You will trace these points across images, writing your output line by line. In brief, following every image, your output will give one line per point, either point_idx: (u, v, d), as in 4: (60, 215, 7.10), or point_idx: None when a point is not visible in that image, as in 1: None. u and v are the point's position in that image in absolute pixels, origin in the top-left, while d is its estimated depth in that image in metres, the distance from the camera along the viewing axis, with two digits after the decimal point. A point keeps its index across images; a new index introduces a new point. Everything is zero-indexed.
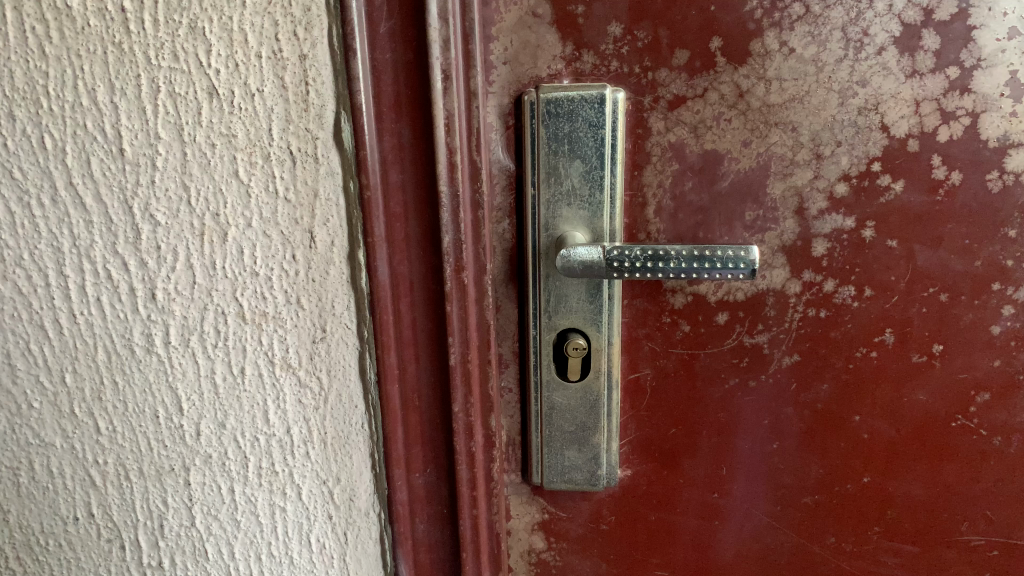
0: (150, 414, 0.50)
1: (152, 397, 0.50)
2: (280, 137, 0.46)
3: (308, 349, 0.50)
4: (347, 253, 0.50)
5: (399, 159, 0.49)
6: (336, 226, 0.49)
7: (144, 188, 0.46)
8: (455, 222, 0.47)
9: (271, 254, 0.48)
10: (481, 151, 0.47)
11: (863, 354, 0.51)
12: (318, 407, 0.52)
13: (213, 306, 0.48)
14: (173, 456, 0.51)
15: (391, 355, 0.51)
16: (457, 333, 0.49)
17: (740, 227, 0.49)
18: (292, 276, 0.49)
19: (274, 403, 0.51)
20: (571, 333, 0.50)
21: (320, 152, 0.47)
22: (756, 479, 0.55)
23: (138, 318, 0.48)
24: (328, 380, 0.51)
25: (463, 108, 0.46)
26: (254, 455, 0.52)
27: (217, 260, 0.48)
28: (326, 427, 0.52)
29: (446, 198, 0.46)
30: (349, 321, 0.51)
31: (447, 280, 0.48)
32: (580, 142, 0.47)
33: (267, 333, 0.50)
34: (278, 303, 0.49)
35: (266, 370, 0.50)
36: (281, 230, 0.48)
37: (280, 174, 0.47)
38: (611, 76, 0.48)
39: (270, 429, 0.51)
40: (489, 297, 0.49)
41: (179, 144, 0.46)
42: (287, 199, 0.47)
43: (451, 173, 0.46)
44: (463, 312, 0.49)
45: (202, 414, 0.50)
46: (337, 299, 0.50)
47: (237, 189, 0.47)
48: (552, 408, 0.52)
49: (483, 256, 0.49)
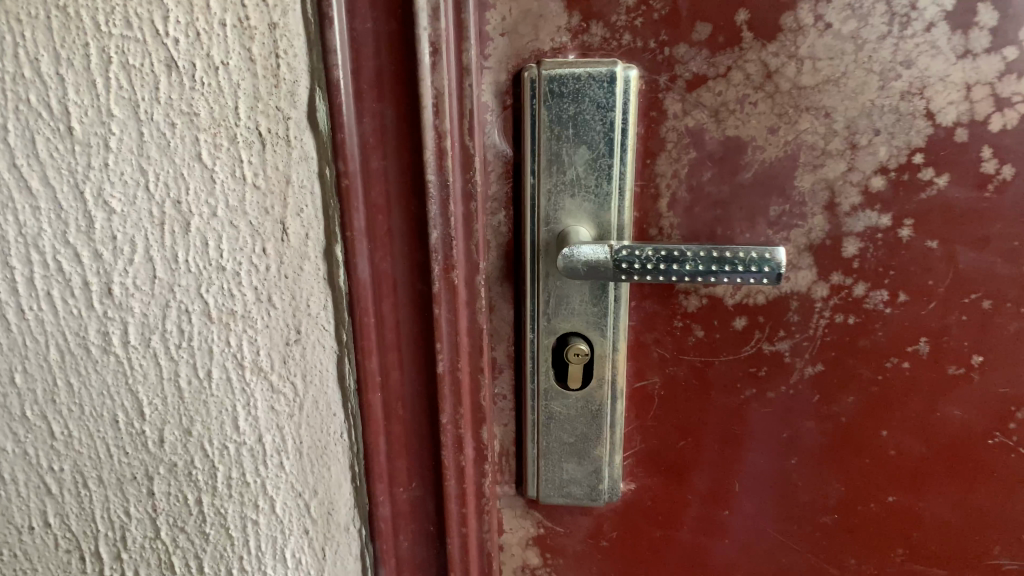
0: (108, 418, 0.46)
1: (111, 401, 0.45)
2: (248, 114, 0.41)
3: (281, 351, 0.46)
4: (322, 247, 0.45)
5: (382, 142, 0.42)
6: (311, 215, 0.44)
7: (96, 172, 0.41)
8: (444, 214, 0.42)
9: (239, 246, 0.43)
10: (475, 135, 0.41)
11: (893, 364, 0.46)
12: (293, 414, 0.47)
13: (175, 304, 0.44)
14: (136, 464, 0.47)
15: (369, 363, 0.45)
16: (445, 338, 0.44)
17: (763, 224, 0.44)
18: (263, 272, 0.44)
19: (244, 409, 0.46)
20: (571, 337, 0.46)
21: (293, 134, 0.42)
22: (770, 497, 0.50)
23: (93, 314, 0.43)
24: (303, 387, 0.47)
25: (454, 85, 0.40)
26: (224, 464, 0.47)
27: (178, 252, 0.43)
28: (302, 436, 0.48)
29: (434, 187, 0.41)
30: (325, 322, 0.47)
31: (435, 281, 0.43)
32: (587, 125, 0.41)
33: (235, 333, 0.45)
34: (247, 301, 0.44)
35: (234, 373, 0.46)
36: (249, 219, 0.43)
37: (248, 157, 0.42)
38: (622, 51, 0.42)
39: (240, 437, 0.47)
40: (482, 298, 0.44)
41: (136, 123, 0.40)
42: (257, 185, 0.42)
43: (440, 160, 0.41)
44: (453, 315, 0.44)
45: (165, 420, 0.46)
46: (313, 296, 0.46)
47: (200, 173, 0.42)
48: (549, 417, 0.48)
49: (475, 253, 0.43)
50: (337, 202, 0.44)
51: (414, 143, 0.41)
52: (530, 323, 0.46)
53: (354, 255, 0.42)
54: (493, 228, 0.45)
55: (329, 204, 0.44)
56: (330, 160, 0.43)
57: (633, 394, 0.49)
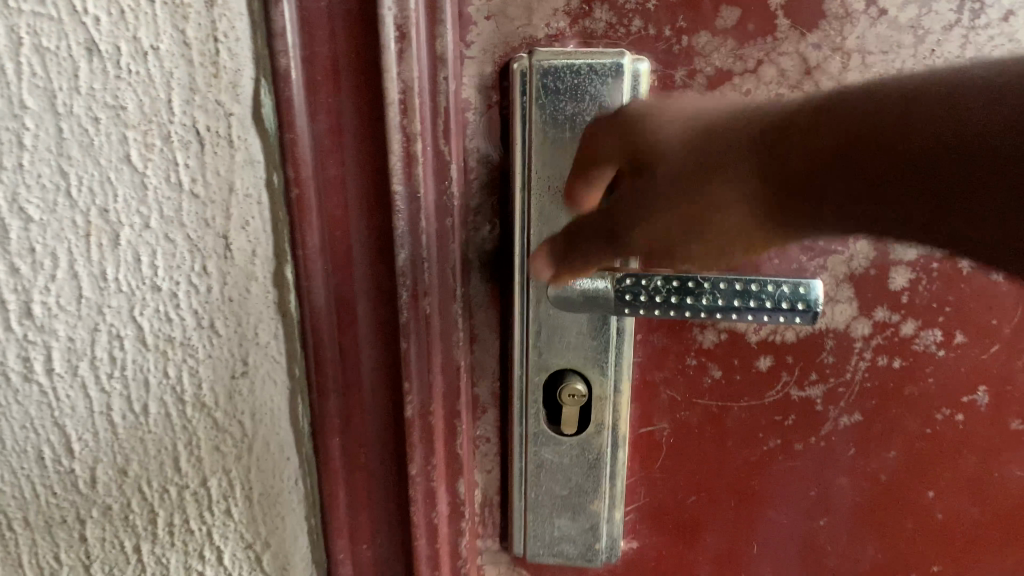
0: (34, 453, 0.37)
1: (36, 435, 0.37)
2: (182, 109, 0.35)
3: (225, 385, 0.39)
4: (271, 266, 0.38)
5: (339, 148, 0.34)
6: (259, 230, 0.38)
7: (9, 172, 0.33)
8: (414, 231, 0.34)
9: (176, 263, 0.37)
10: (451, 139, 0.34)
11: (945, 417, 0.39)
12: (241, 457, 0.40)
13: (104, 327, 0.36)
14: (66, 506, 0.39)
15: (328, 403, 0.38)
16: (415, 376, 0.37)
17: (796, 249, 0.37)
18: (205, 295, 0.38)
19: (186, 448, 0.40)
20: (566, 374, 0.39)
21: (236, 134, 0.36)
22: (794, 561, 0.43)
23: (10, 338, 0.35)
24: (252, 427, 0.40)
25: (425, 79, 0.33)
26: (165, 509, 0.41)
27: (107, 268, 0.36)
28: (252, 481, 0.41)
29: (401, 200, 0.34)
30: (279, 352, 0.40)
31: (402, 311, 0.36)
32: (587, 129, 0.35)
33: (173, 363, 0.38)
34: (187, 327, 0.38)
35: (174, 409, 0.39)
36: (186, 232, 0.36)
37: (184, 160, 0.35)
38: (631, 40, 0.35)
39: (182, 479, 0.40)
40: (458, 331, 0.37)
41: (53, 117, 0.33)
42: (195, 194, 0.36)
43: (408, 168, 0.34)
44: (423, 350, 0.37)
45: (98, 457, 0.38)
46: (261, 326, 0.39)
47: (129, 178, 0.35)
48: (540, 467, 0.41)
49: (450, 277, 0.36)
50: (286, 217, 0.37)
51: (379, 143, 0.34)
52: (516, 358, 0.39)
53: (308, 276, 0.35)
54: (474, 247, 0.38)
55: (279, 218, 0.38)
56: (276, 168, 0.37)
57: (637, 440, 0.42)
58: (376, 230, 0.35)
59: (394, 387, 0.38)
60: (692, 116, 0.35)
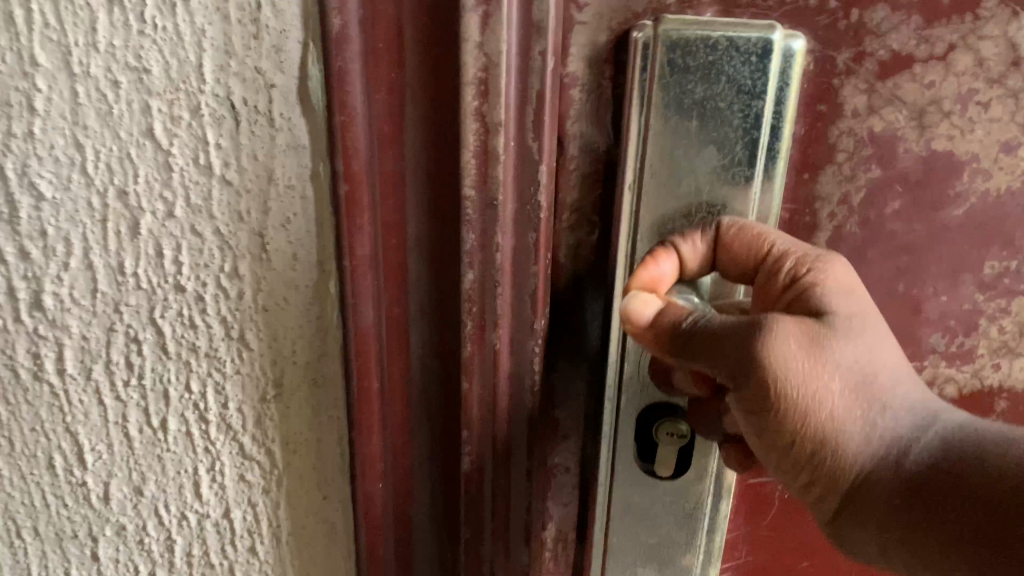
0: (44, 461, 0.33)
1: (47, 441, 0.33)
2: (214, 77, 0.28)
3: (254, 406, 0.33)
4: (314, 275, 0.31)
5: (397, 137, 0.27)
6: (302, 228, 0.30)
7: (10, 133, 0.28)
8: (485, 247, 0.27)
9: (203, 262, 0.30)
10: (544, 136, 0.26)
11: None
12: (269, 489, 0.34)
13: (121, 328, 0.31)
14: (78, 520, 0.34)
15: (372, 443, 0.31)
16: (474, 426, 0.30)
17: (971, 282, 0.33)
18: (236, 301, 0.31)
19: (208, 474, 0.34)
20: (665, 404, 0.32)
21: (278, 111, 0.29)
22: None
23: (20, 330, 0.30)
24: (283, 458, 0.34)
25: (514, 56, 0.25)
26: (182, 538, 0.35)
27: (126, 261, 0.30)
28: (281, 518, 0.35)
29: (472, 207, 0.27)
30: (319, 376, 0.33)
31: (465, 341, 0.28)
32: (720, 118, 0.28)
33: (196, 376, 0.32)
34: (213, 336, 0.32)
35: (196, 427, 0.33)
36: (216, 225, 0.30)
37: (215, 139, 0.29)
38: (785, 12, 0.28)
39: (202, 508, 0.35)
40: (533, 371, 0.29)
41: (67, 78, 0.27)
42: (227, 180, 0.29)
43: (485, 168, 0.26)
44: (490, 393, 0.29)
45: (113, 473, 0.33)
46: (299, 342, 0.32)
47: (152, 155, 0.29)
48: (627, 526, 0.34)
49: (528, 311, 0.29)
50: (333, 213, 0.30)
51: (447, 135, 0.26)
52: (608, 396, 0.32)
53: (355, 291, 0.28)
54: (569, 251, 0.31)
55: (324, 217, 0.30)
56: (324, 155, 0.29)
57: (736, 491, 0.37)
58: (436, 244, 0.28)
59: (452, 433, 0.31)
60: (863, 388, 0.30)
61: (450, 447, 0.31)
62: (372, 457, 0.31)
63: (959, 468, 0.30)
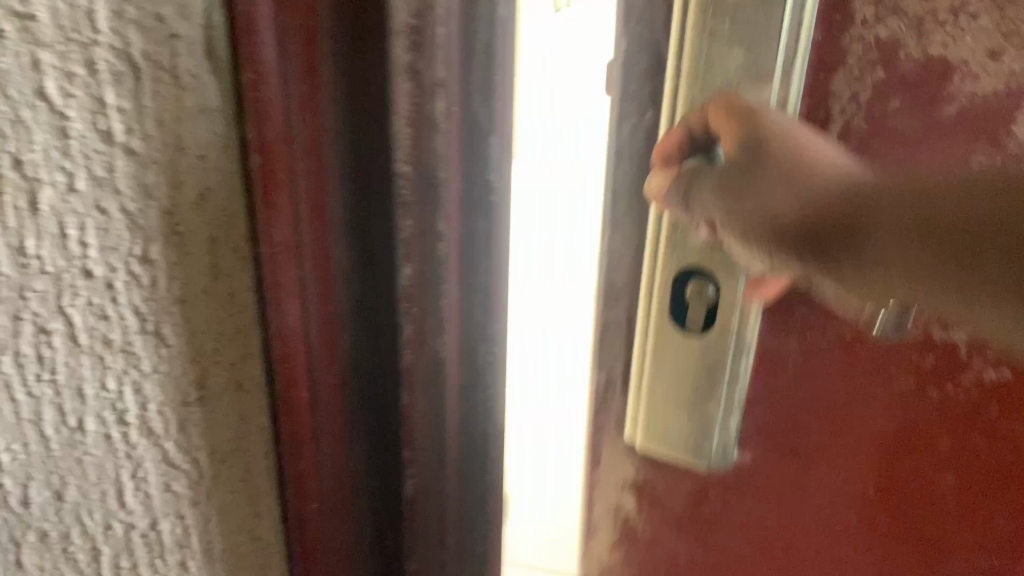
0: None
1: None
2: (110, 26, 0.22)
3: (176, 412, 0.27)
4: (233, 264, 0.27)
5: (313, 101, 0.22)
6: (217, 205, 0.26)
7: None
8: (425, 235, 0.22)
9: (110, 244, 0.24)
10: (498, 99, 0.22)
11: None
12: (198, 500, 0.29)
13: (28, 317, 0.23)
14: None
15: (304, 464, 0.26)
16: (420, 448, 0.25)
17: None
18: (151, 289, 0.25)
19: (133, 487, 0.27)
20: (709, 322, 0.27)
21: (183, 68, 0.24)
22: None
23: None
24: (211, 468, 0.29)
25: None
26: (109, 548, 0.27)
27: (22, 232, 0.22)
28: (210, 532, 0.30)
29: (408, 187, 0.22)
30: (242, 377, 0.29)
31: (406, 349, 0.24)
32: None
33: (113, 374, 0.26)
34: (128, 328, 0.25)
35: (115, 431, 0.26)
36: (122, 202, 0.24)
37: (116, 101, 0.23)
38: None
39: (127, 516, 0.27)
40: (488, 379, 0.25)
41: None
42: (131, 150, 0.24)
43: (421, 138, 0.21)
44: (436, 410, 0.25)
45: (34, 489, 0.25)
46: (222, 337, 0.28)
47: (46, 117, 0.22)
48: (658, 424, 0.29)
49: (480, 312, 0.24)
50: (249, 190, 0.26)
51: (375, 101, 0.23)
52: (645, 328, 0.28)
53: (276, 287, 0.24)
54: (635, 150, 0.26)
55: (239, 201, 0.27)
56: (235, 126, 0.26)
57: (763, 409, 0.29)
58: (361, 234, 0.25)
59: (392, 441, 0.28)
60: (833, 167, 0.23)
61: (383, 457, 0.28)
62: (307, 481, 0.26)
63: (938, 182, 0.21)
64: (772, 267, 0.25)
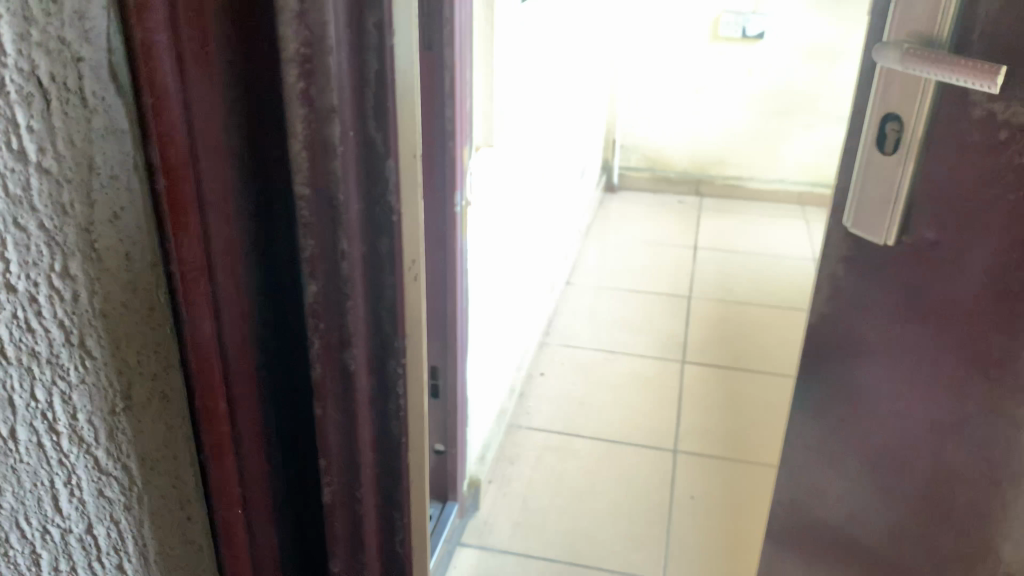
0: None
1: None
2: (15, 49, 0.22)
3: (104, 420, 0.28)
4: (149, 280, 0.28)
5: (213, 125, 0.23)
6: (131, 224, 0.26)
7: None
8: (329, 254, 0.24)
9: (31, 260, 0.24)
10: (389, 126, 0.24)
11: None
12: (131, 503, 0.30)
13: None
14: None
15: (225, 478, 0.26)
16: (335, 455, 0.27)
17: None
18: (72, 304, 0.25)
19: (67, 492, 0.27)
20: (886, 121, 0.41)
21: (90, 90, 0.24)
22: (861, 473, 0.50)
23: None
24: (142, 472, 0.29)
25: (341, 32, 0.22)
26: (47, 554, 0.28)
27: None
28: (142, 534, 0.30)
29: (309, 208, 0.23)
30: (166, 388, 0.30)
31: (315, 362, 0.25)
32: None
33: (41, 386, 0.26)
34: (54, 340, 0.25)
35: (46, 440, 0.26)
36: (39, 219, 0.24)
37: (28, 122, 0.23)
38: None
39: (63, 521, 0.28)
40: (397, 392, 0.27)
41: None
42: (47, 169, 0.24)
43: (319, 163, 0.23)
44: (347, 423, 0.26)
45: None
46: (142, 350, 0.28)
47: None
48: (859, 203, 0.43)
49: (389, 327, 0.26)
50: (161, 208, 0.27)
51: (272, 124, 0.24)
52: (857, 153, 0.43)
53: (190, 306, 0.24)
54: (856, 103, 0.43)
55: (151, 218, 0.27)
56: (143, 146, 0.26)
57: (937, 206, 0.41)
58: (267, 250, 0.26)
59: (308, 446, 0.29)
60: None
61: (301, 464, 0.29)
62: (230, 492, 0.27)
63: None
64: (903, 61, 0.38)
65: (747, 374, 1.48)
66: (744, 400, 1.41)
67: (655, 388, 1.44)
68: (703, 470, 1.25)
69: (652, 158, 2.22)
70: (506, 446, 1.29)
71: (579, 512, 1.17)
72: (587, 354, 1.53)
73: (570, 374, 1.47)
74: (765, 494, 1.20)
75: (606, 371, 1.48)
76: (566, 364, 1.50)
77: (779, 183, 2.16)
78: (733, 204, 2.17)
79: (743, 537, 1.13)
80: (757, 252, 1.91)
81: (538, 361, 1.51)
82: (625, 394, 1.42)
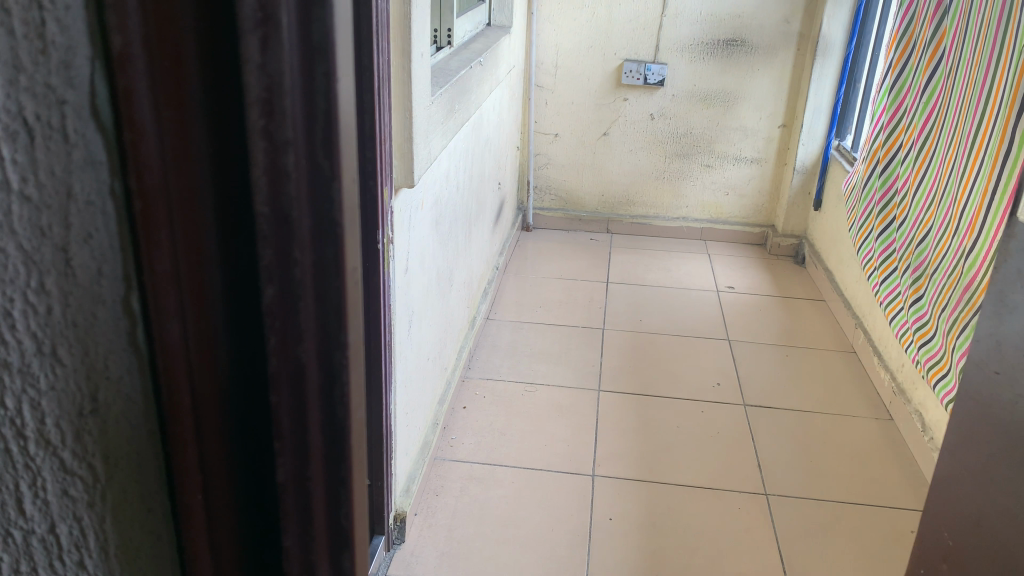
0: None
1: None
2: (4, 92, 0.24)
3: (71, 424, 0.29)
4: (120, 293, 0.29)
5: (182, 158, 0.28)
6: (106, 243, 0.28)
7: None
8: (283, 263, 0.29)
9: (7, 278, 0.26)
10: (334, 154, 0.29)
11: None
12: (94, 503, 0.31)
13: None
14: None
15: (188, 452, 0.31)
16: (287, 438, 0.32)
17: None
18: (45, 317, 0.27)
19: (30, 492, 0.29)
20: None
21: (72, 126, 0.26)
22: None
23: None
24: (109, 473, 0.31)
25: (297, 81, 0.27)
26: (8, 556, 0.29)
27: None
28: (107, 531, 0.31)
29: (265, 224, 0.29)
30: (135, 393, 0.31)
31: (270, 358, 0.30)
32: None
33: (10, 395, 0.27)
34: (25, 351, 0.27)
35: (13, 444, 0.28)
36: (18, 241, 0.26)
37: (9, 155, 0.25)
38: None
39: (25, 521, 0.29)
40: (341, 384, 0.32)
41: None
42: (26, 195, 0.26)
43: (276, 186, 0.28)
44: (298, 407, 0.31)
45: None
46: (112, 360, 0.30)
47: None
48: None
49: (335, 325, 0.31)
50: (136, 225, 0.29)
51: (232, 154, 0.29)
52: None
53: (157, 305, 0.29)
54: None
55: (125, 234, 0.29)
56: (120, 171, 0.28)
57: None
58: (231, 262, 0.30)
59: (262, 436, 0.33)
60: None
61: (252, 451, 0.33)
62: (188, 465, 0.32)
63: None
64: None
65: (658, 399, 1.55)
66: (656, 425, 1.48)
67: (574, 417, 1.49)
68: (620, 493, 1.31)
69: (564, 199, 2.31)
70: (430, 479, 1.32)
71: (503, 540, 1.20)
72: (506, 386, 1.58)
73: (490, 406, 1.52)
74: (678, 513, 1.27)
75: (525, 402, 1.53)
76: (488, 397, 1.54)
77: (682, 220, 2.28)
78: (641, 241, 2.28)
79: (660, 555, 1.18)
80: (665, 286, 2.01)
81: (460, 395, 1.54)
82: (544, 424, 1.47)
